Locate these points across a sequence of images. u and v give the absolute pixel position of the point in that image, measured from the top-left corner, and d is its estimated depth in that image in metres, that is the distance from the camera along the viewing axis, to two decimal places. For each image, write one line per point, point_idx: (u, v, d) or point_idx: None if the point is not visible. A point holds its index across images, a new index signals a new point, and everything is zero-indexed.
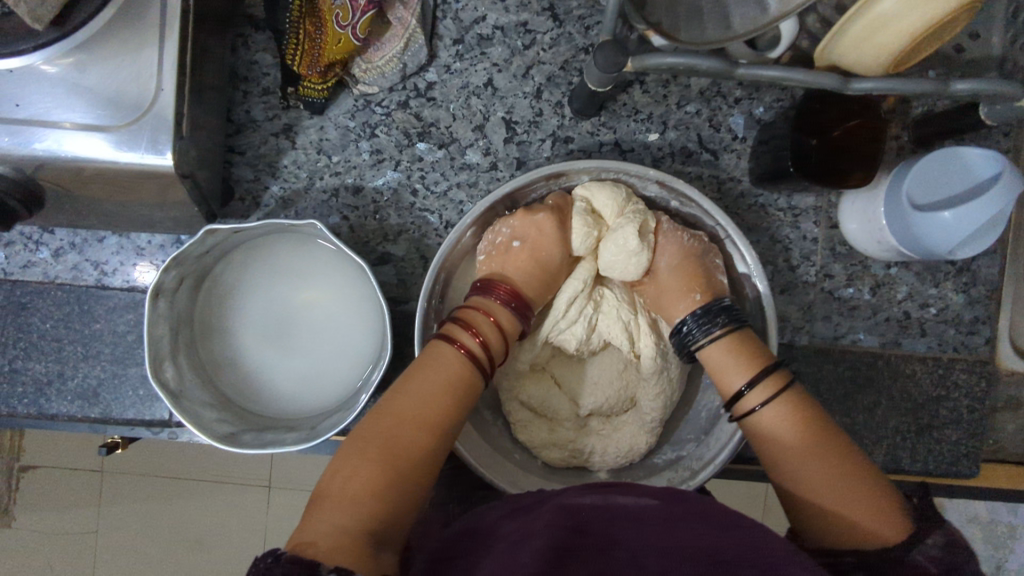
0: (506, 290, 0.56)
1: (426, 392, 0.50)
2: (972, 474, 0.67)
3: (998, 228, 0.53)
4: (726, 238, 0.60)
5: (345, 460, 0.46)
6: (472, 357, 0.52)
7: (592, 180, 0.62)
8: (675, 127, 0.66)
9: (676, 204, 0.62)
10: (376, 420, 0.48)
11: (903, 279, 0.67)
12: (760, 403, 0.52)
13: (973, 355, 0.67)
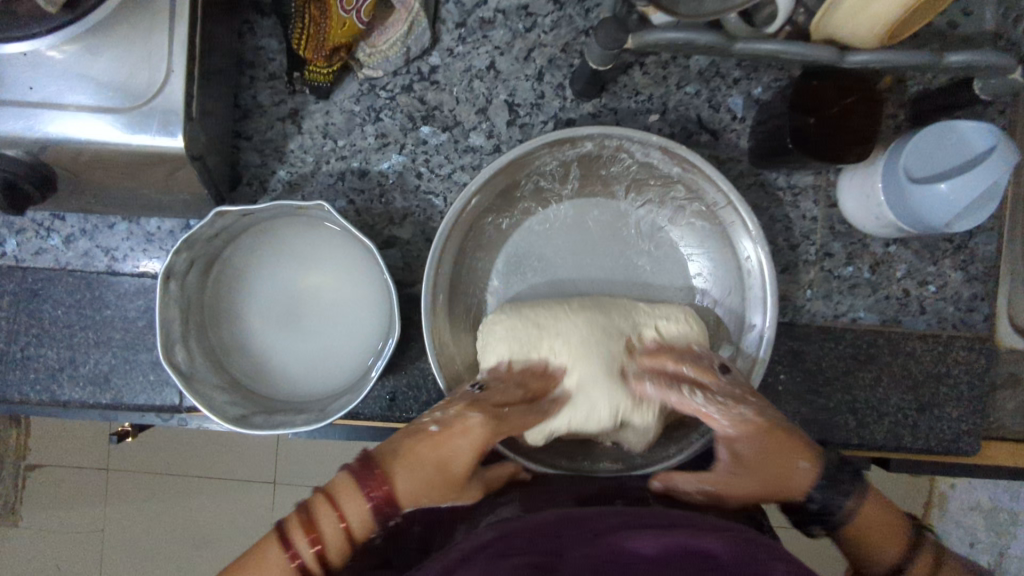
0: (380, 493, 0.46)
1: (338, 546, 0.46)
2: (973, 450, 0.67)
3: (992, 202, 0.54)
4: (727, 206, 0.60)
5: (262, 565, 0.45)
6: (391, 504, 0.47)
7: (597, 150, 0.62)
8: (675, 108, 0.67)
9: (676, 173, 0.62)
10: (292, 525, 0.46)
11: (902, 258, 0.68)
12: (897, 557, 0.49)
13: (973, 331, 0.68)
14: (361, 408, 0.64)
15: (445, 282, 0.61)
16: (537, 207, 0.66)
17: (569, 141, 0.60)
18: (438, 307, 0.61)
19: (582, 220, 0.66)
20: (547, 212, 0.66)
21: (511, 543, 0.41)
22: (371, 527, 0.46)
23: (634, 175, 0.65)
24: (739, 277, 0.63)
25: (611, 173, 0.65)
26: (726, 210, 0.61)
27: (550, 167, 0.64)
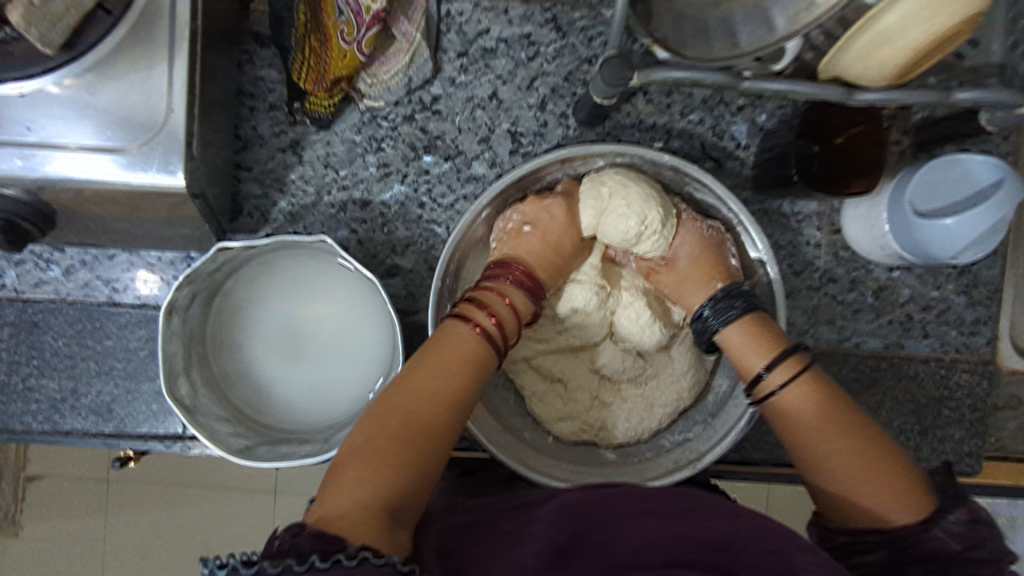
0: (522, 272, 0.56)
1: (517, 304, 0.54)
2: (976, 470, 0.70)
3: (999, 235, 0.54)
4: (738, 225, 0.60)
5: (448, 343, 0.50)
6: (531, 280, 0.56)
7: (609, 164, 0.62)
8: (678, 136, 0.66)
9: (685, 187, 0.62)
10: (468, 307, 0.52)
11: (905, 282, 0.68)
12: (783, 383, 0.51)
13: (975, 355, 0.69)
14: None
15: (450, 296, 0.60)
16: None
17: (582, 157, 0.59)
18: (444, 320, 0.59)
19: None
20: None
21: (535, 524, 0.43)
22: (527, 306, 0.55)
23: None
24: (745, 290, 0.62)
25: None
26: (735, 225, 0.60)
27: (560, 181, 0.64)
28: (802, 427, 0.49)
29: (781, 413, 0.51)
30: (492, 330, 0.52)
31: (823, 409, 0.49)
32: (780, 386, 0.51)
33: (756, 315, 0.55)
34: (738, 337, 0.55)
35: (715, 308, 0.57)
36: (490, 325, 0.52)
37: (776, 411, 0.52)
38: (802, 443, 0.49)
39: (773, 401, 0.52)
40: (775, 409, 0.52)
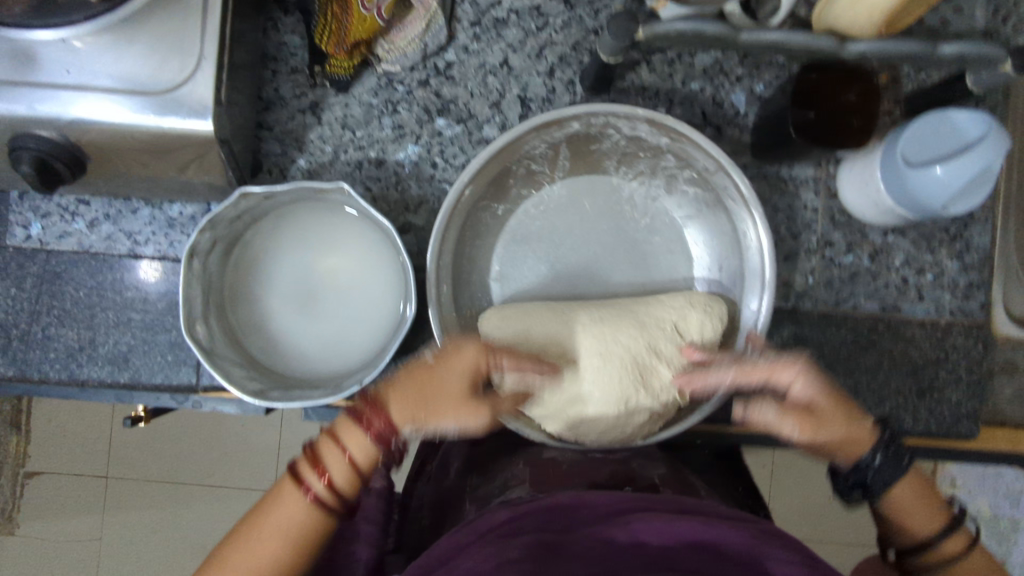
0: (382, 423, 0.48)
1: (358, 464, 0.48)
2: (974, 433, 0.69)
3: (988, 185, 0.56)
4: (718, 171, 0.62)
5: (281, 505, 0.46)
6: (388, 432, 0.48)
7: (584, 129, 0.64)
8: (680, 104, 0.69)
9: (664, 143, 0.64)
10: (302, 462, 0.47)
11: (900, 246, 0.70)
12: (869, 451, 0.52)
13: (969, 319, 0.70)
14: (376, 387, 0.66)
15: (449, 269, 0.63)
16: (531, 190, 0.68)
17: (557, 124, 0.61)
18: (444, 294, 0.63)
19: (576, 200, 0.68)
20: (541, 194, 0.68)
21: (523, 519, 0.44)
22: (375, 452, 0.48)
23: (622, 149, 0.67)
24: (733, 236, 0.65)
25: (602, 149, 0.67)
26: (717, 174, 0.63)
27: (539, 150, 0.65)
28: (928, 512, 0.52)
29: (907, 523, 0.52)
30: (329, 486, 0.46)
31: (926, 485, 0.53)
32: (909, 491, 0.52)
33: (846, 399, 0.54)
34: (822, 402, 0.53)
35: (886, 460, 0.52)
36: (329, 481, 0.47)
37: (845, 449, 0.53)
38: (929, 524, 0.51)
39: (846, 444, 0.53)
40: (897, 499, 0.52)
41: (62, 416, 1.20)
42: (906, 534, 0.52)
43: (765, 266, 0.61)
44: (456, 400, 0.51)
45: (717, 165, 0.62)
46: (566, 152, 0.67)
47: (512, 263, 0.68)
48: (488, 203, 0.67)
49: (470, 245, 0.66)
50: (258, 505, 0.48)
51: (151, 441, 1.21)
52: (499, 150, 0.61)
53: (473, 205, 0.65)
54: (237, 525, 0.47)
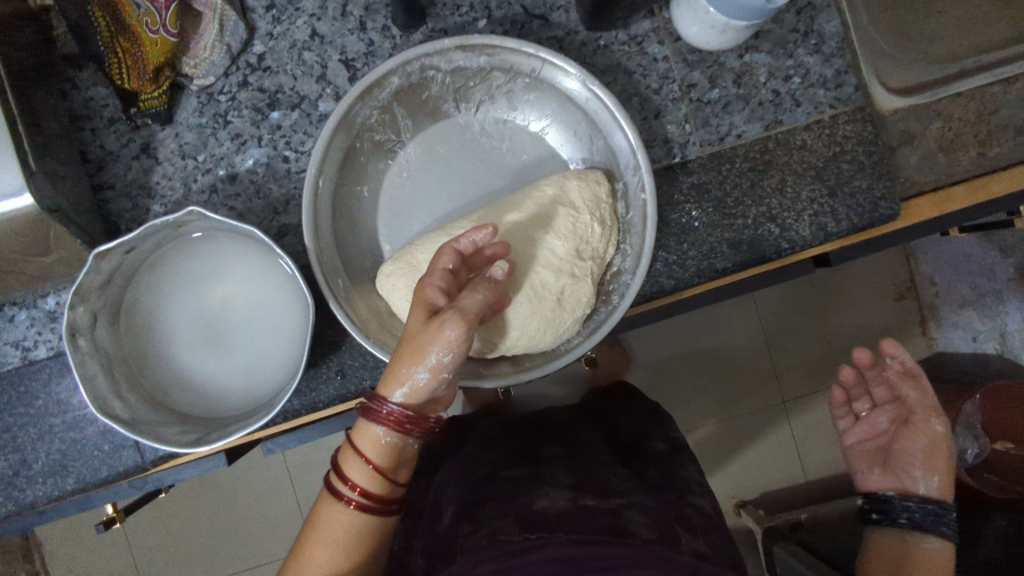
0: (396, 421, 0.51)
1: (384, 458, 0.53)
2: (897, 211, 0.69)
3: None
4: (544, 66, 0.61)
5: (326, 522, 0.52)
6: (402, 424, 0.51)
7: (406, 80, 0.62)
8: (499, 7, 0.68)
9: (484, 62, 0.62)
10: (333, 478, 0.53)
11: (759, 63, 0.69)
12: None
13: (850, 104, 0.70)
14: (316, 393, 0.64)
15: (335, 265, 0.61)
16: (388, 161, 0.66)
17: (375, 83, 0.60)
18: (343, 291, 0.61)
19: (430, 151, 0.66)
20: (398, 160, 0.66)
21: None
22: (393, 447, 0.53)
23: (452, 86, 0.64)
24: (589, 121, 0.64)
25: (433, 94, 0.64)
26: (544, 67, 0.62)
27: (375, 118, 0.63)
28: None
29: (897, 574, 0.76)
30: (365, 494, 0.52)
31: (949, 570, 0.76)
32: None
33: None
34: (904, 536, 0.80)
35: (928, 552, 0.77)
36: (362, 490, 0.52)
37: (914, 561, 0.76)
38: None
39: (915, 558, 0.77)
40: (915, 533, 0.78)
41: (67, 561, 1.16)
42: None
43: (625, 128, 0.60)
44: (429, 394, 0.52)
45: (537, 60, 0.61)
46: (403, 112, 0.64)
47: (398, 241, 0.66)
48: (350, 184, 0.64)
49: (349, 223, 0.64)
50: (309, 517, 0.54)
51: (164, 551, 1.17)
52: (331, 134, 0.59)
53: (337, 194, 0.63)
54: (294, 547, 0.53)
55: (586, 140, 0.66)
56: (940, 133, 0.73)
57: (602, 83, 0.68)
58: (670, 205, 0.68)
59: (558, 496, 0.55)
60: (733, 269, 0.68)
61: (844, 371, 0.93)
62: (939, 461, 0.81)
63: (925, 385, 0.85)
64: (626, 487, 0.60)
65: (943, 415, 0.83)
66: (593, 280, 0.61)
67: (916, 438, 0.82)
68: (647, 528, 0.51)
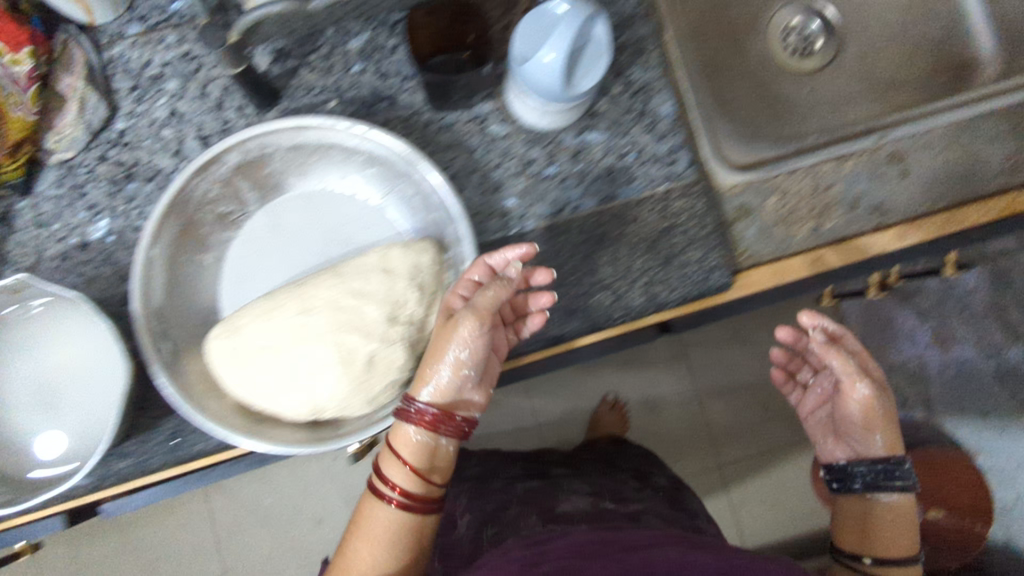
0: (426, 419, 0.58)
1: (418, 457, 0.59)
2: (728, 281, 0.72)
3: (604, 54, 0.60)
4: (376, 145, 0.65)
5: (370, 524, 0.58)
6: (434, 420, 0.59)
7: (246, 156, 0.65)
8: (350, 89, 0.72)
9: (320, 141, 0.66)
10: (374, 482, 0.59)
11: (595, 141, 0.73)
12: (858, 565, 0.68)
13: (682, 180, 0.73)
14: (148, 455, 0.66)
15: (164, 331, 0.63)
16: (233, 232, 0.70)
17: (212, 160, 0.63)
18: (171, 356, 0.63)
19: (275, 222, 0.70)
20: (242, 231, 0.70)
21: (544, 552, 0.53)
22: (442, 441, 0.60)
23: (293, 162, 0.68)
24: (421, 196, 0.67)
25: (276, 169, 0.68)
26: (376, 146, 0.65)
27: (216, 191, 0.66)
28: (895, 551, 0.67)
29: (864, 534, 0.69)
30: (404, 500, 0.58)
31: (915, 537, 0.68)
32: (896, 501, 0.69)
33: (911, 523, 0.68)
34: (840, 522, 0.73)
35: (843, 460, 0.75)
36: (399, 494, 0.58)
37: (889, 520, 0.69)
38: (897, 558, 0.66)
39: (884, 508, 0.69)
40: (872, 495, 0.70)
41: None
42: (877, 547, 0.68)
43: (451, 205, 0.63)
44: (460, 389, 0.60)
45: (369, 141, 0.65)
46: (249, 186, 0.68)
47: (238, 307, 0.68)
48: (191, 253, 0.67)
49: (187, 290, 0.67)
50: (352, 522, 0.60)
51: None
52: (167, 208, 0.62)
53: (176, 262, 0.66)
54: (339, 550, 0.60)
55: (418, 212, 0.69)
56: (777, 207, 0.76)
57: (445, 158, 0.72)
58: None
59: (577, 501, 0.80)
60: (568, 335, 0.71)
61: (773, 351, 0.85)
62: (878, 419, 0.70)
63: (855, 344, 0.73)
64: (629, 496, 0.88)
65: (870, 375, 0.70)
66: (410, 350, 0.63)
67: (846, 403, 0.71)
68: (658, 522, 0.76)
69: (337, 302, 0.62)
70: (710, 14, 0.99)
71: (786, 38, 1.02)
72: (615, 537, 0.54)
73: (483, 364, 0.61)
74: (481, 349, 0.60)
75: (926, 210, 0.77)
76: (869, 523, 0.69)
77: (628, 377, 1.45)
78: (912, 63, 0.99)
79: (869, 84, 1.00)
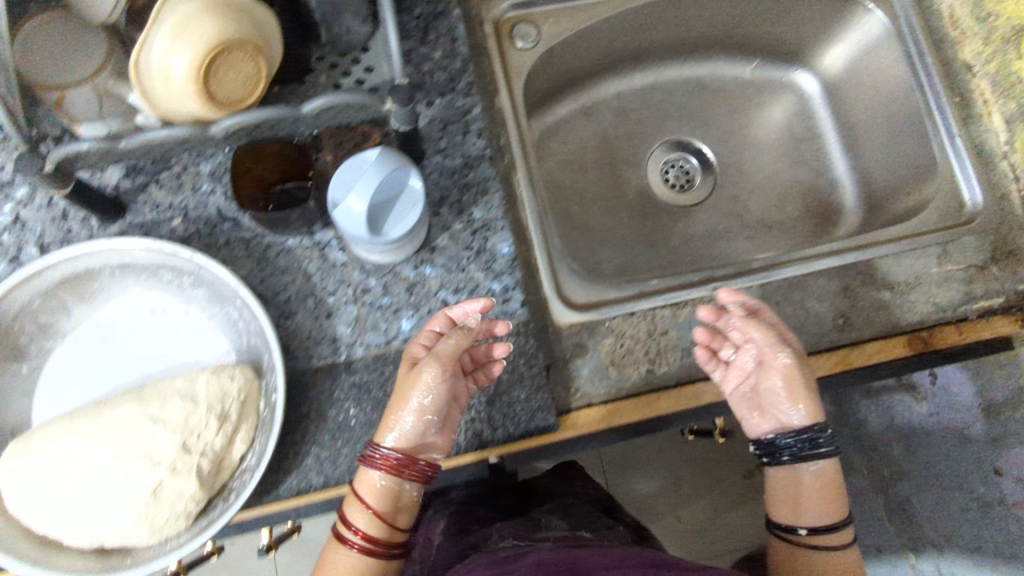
0: (387, 463, 0.64)
1: (381, 501, 0.65)
2: (552, 423, 0.72)
3: (417, 205, 0.64)
4: (201, 268, 0.66)
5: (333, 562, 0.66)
6: (397, 465, 0.64)
7: (69, 271, 0.66)
8: (195, 208, 0.73)
9: (148, 260, 0.67)
10: (339, 525, 0.66)
11: (432, 275, 0.74)
12: (795, 538, 0.71)
13: (515, 318, 0.74)
14: None
15: None
16: (56, 342, 0.69)
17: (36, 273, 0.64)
18: None
19: (100, 334, 0.69)
20: (66, 340, 0.69)
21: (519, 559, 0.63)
22: (396, 486, 0.66)
23: (122, 278, 0.68)
24: (244, 319, 0.67)
25: (104, 283, 0.68)
26: (202, 269, 0.66)
27: (36, 303, 0.66)
28: (831, 535, 0.69)
29: (799, 509, 0.71)
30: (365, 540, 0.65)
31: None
32: (812, 479, 0.70)
33: (831, 473, 0.70)
34: (772, 471, 0.74)
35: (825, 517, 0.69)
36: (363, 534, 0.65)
37: (824, 494, 0.70)
38: (819, 527, 0.69)
39: (817, 474, 0.70)
40: (799, 464, 0.71)
41: None
42: (808, 519, 0.70)
43: (269, 331, 0.65)
44: (419, 437, 0.66)
45: (195, 263, 0.66)
46: (74, 297, 0.68)
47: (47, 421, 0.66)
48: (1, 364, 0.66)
49: None
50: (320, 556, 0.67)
51: None
52: None
53: None
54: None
55: (241, 334, 0.69)
56: (612, 348, 0.77)
57: (281, 281, 0.73)
58: (328, 402, 0.70)
59: (560, 526, 0.77)
60: None
61: (702, 315, 0.74)
62: (801, 389, 0.70)
63: (771, 316, 0.74)
64: (616, 527, 0.85)
65: (789, 346, 0.72)
66: (206, 478, 0.61)
67: (772, 375, 0.71)
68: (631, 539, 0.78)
69: (133, 427, 0.61)
70: (590, 150, 1.05)
71: (666, 171, 1.07)
72: (583, 554, 0.62)
73: (444, 411, 0.67)
74: (443, 395, 0.66)
75: None
76: (800, 493, 0.71)
77: (652, 484, 1.44)
78: (785, 206, 1.04)
79: (742, 222, 1.04)
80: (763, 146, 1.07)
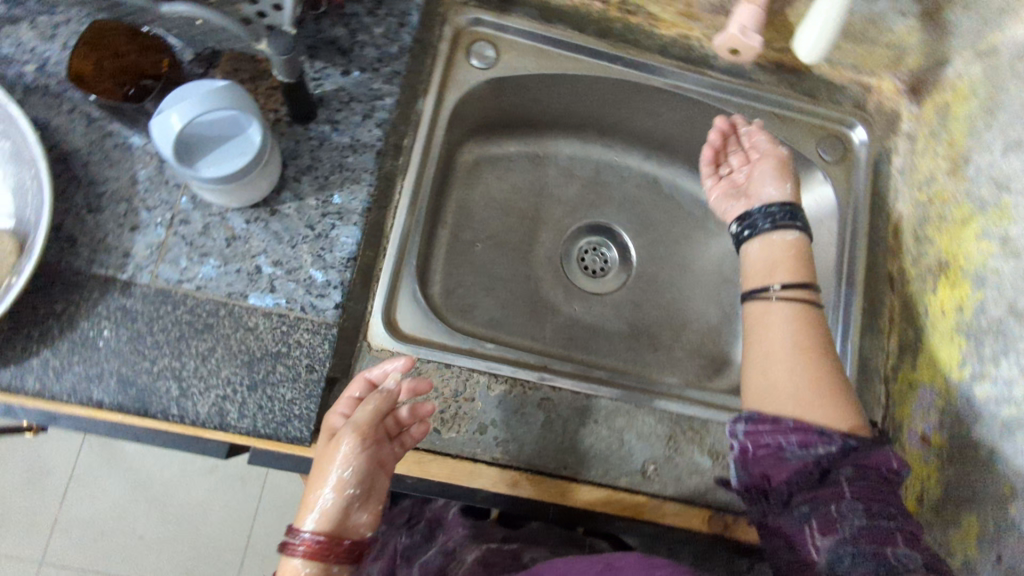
0: (308, 543, 0.56)
1: None
2: (303, 437, 0.65)
3: (247, 155, 0.60)
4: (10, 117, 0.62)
5: None
6: (317, 545, 0.56)
7: None
8: (56, 64, 0.68)
9: None
10: None
11: (258, 236, 0.69)
12: (774, 301, 0.72)
13: (321, 317, 0.68)
14: None
15: None
16: None
17: None
18: None
19: None
20: None
21: None
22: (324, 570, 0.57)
23: None
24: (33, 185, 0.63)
25: None
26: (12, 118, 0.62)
27: None
28: (797, 292, 0.72)
29: (773, 271, 0.74)
30: None
31: (853, 392, 0.68)
32: (786, 242, 0.75)
33: (804, 243, 0.75)
34: (750, 251, 0.78)
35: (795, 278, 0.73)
36: None
37: (799, 255, 0.74)
38: (792, 282, 0.72)
39: (793, 234, 0.75)
40: (777, 229, 0.76)
41: None
42: (780, 278, 0.73)
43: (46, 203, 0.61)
44: (343, 509, 0.59)
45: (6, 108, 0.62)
46: None
47: None
48: None
49: None
50: None
51: None
52: None
53: None
54: None
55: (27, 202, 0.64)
56: None
57: (104, 173, 0.67)
58: (85, 311, 0.64)
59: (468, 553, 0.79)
60: (108, 406, 0.63)
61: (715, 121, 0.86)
62: (789, 172, 0.80)
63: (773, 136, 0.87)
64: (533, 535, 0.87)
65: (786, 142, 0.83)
66: None
67: (767, 159, 0.81)
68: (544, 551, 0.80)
69: None
70: (520, 196, 1.00)
71: (586, 252, 1.02)
72: None
73: (369, 484, 0.61)
74: (365, 466, 0.60)
75: (547, 471, 0.73)
76: (766, 272, 0.74)
77: None
78: (680, 339, 0.97)
79: (633, 331, 0.97)
80: (692, 271, 1.02)
